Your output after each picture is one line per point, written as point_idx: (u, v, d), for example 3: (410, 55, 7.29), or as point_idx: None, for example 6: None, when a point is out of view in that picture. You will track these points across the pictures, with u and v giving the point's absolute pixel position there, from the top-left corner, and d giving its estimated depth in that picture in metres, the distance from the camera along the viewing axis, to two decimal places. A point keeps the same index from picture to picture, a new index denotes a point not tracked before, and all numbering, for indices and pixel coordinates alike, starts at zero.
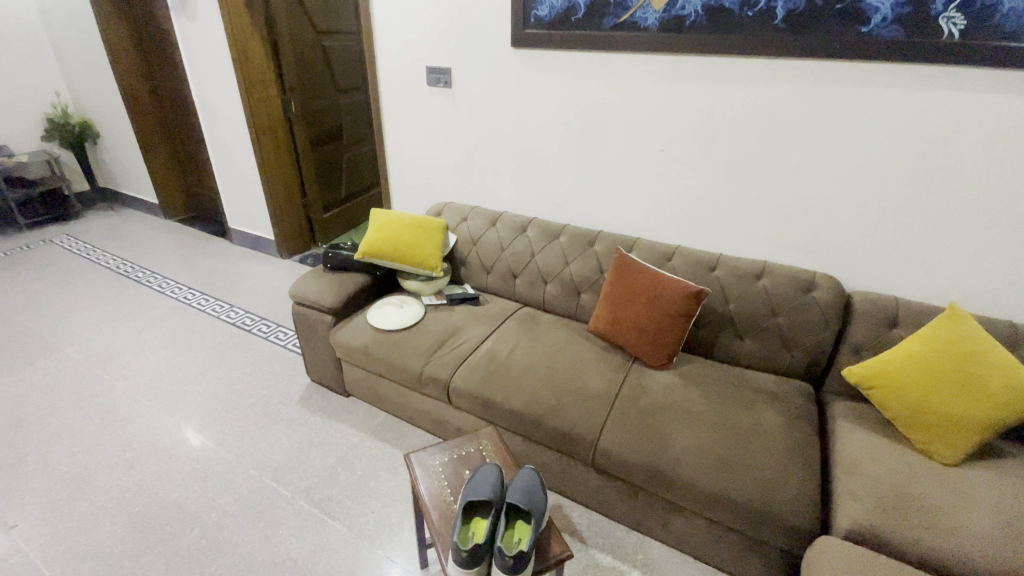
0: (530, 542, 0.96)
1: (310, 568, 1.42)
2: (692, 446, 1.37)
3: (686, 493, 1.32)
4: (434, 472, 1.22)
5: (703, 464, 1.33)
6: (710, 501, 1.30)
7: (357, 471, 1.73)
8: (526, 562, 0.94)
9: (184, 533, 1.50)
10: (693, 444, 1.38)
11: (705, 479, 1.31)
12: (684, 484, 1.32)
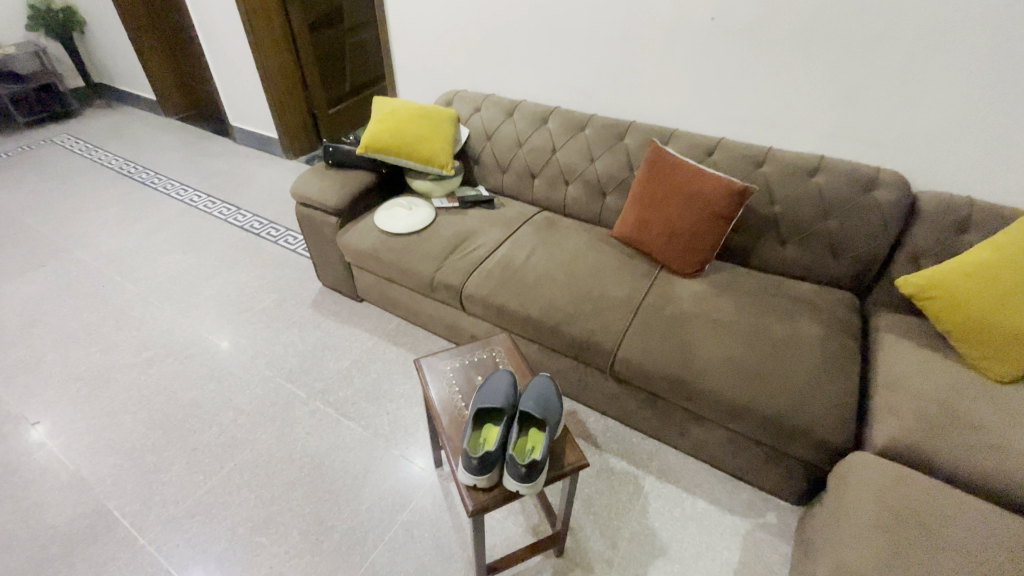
0: (544, 451, 0.89)
1: (326, 465, 1.44)
2: (719, 358, 1.28)
3: (710, 404, 1.25)
4: (446, 377, 1.16)
5: (731, 377, 1.24)
6: (735, 414, 1.23)
7: (371, 374, 1.70)
8: (539, 470, 0.87)
9: (202, 430, 1.53)
10: (721, 355, 1.28)
11: (732, 391, 1.22)
12: (708, 396, 1.24)
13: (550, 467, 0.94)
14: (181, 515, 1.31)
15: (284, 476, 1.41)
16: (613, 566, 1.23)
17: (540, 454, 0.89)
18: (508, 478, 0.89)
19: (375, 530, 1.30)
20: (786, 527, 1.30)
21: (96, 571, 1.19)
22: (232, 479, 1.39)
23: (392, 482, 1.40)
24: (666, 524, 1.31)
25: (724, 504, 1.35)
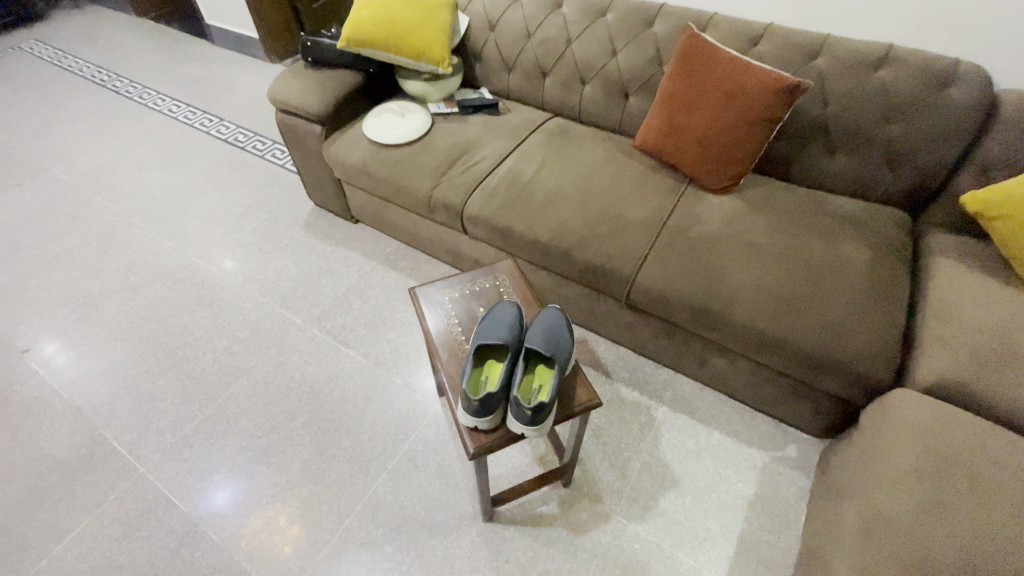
0: (552, 391, 0.78)
1: (325, 393, 1.37)
2: (750, 285, 1.14)
3: (736, 336, 1.13)
4: (446, 309, 1.04)
5: (762, 306, 1.11)
6: (763, 345, 1.11)
7: (369, 300, 1.58)
8: (546, 413, 0.77)
9: (196, 358, 1.47)
10: (752, 282, 1.14)
11: (763, 322, 1.10)
12: (735, 327, 1.12)
13: (559, 408, 0.83)
14: (178, 444, 1.28)
15: (282, 405, 1.35)
16: (622, 498, 1.18)
17: (548, 395, 0.78)
18: (512, 420, 0.79)
19: (378, 459, 1.25)
20: (807, 460, 1.23)
21: (98, 498, 1.18)
22: (229, 408, 1.34)
23: (394, 411, 1.33)
24: (679, 456, 1.24)
25: (741, 436, 1.27)
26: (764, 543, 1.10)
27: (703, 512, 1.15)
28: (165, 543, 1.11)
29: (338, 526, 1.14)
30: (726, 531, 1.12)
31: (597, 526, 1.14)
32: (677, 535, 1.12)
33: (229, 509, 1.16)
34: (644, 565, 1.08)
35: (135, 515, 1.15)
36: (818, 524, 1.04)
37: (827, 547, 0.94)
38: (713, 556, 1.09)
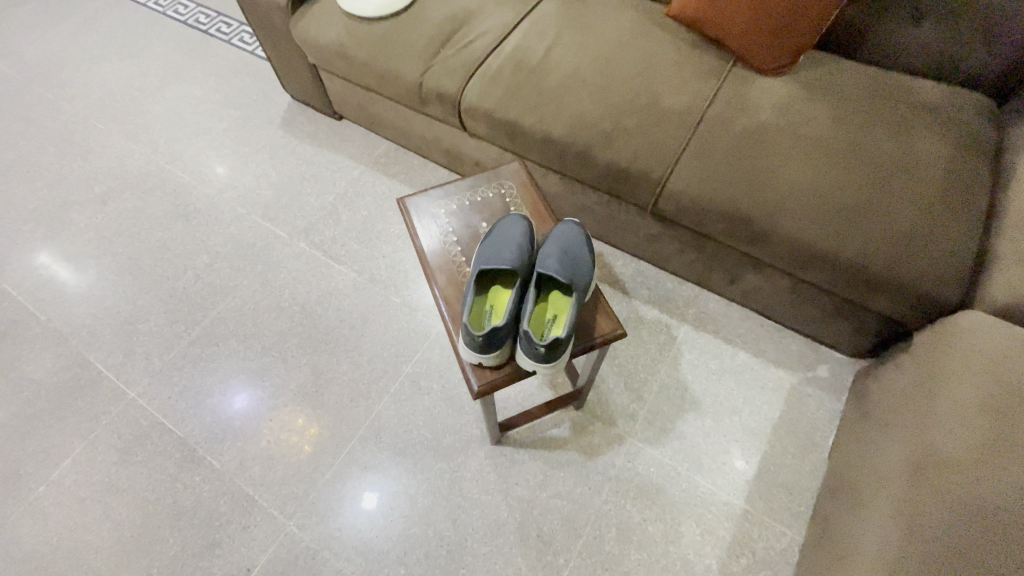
0: (570, 325, 0.66)
1: (319, 313, 1.26)
2: (804, 187, 0.96)
3: (779, 250, 0.98)
4: (442, 224, 0.88)
5: (815, 214, 0.94)
6: (809, 259, 0.96)
7: (360, 210, 1.41)
8: (562, 350, 0.65)
9: (176, 276, 1.35)
10: (805, 185, 0.96)
11: (812, 233, 0.94)
12: (779, 238, 0.96)
13: (577, 343, 0.71)
14: (167, 367, 1.20)
15: (272, 327, 1.25)
16: (638, 421, 1.10)
17: (564, 329, 0.65)
18: (521, 358, 0.67)
19: (379, 382, 1.16)
20: (838, 382, 1.14)
21: (91, 424, 1.14)
22: (217, 329, 1.25)
23: (394, 332, 1.22)
24: (701, 377, 1.15)
25: (769, 356, 1.17)
26: (787, 467, 1.05)
27: (724, 435, 1.09)
28: (164, 468, 1.08)
29: (340, 450, 1.09)
30: (747, 455, 1.06)
31: (611, 449, 1.08)
32: (694, 460, 1.06)
33: (227, 434, 1.11)
34: (658, 489, 1.04)
35: (131, 440, 1.11)
36: (851, 451, 0.97)
37: (865, 482, 0.87)
38: (731, 480, 1.04)
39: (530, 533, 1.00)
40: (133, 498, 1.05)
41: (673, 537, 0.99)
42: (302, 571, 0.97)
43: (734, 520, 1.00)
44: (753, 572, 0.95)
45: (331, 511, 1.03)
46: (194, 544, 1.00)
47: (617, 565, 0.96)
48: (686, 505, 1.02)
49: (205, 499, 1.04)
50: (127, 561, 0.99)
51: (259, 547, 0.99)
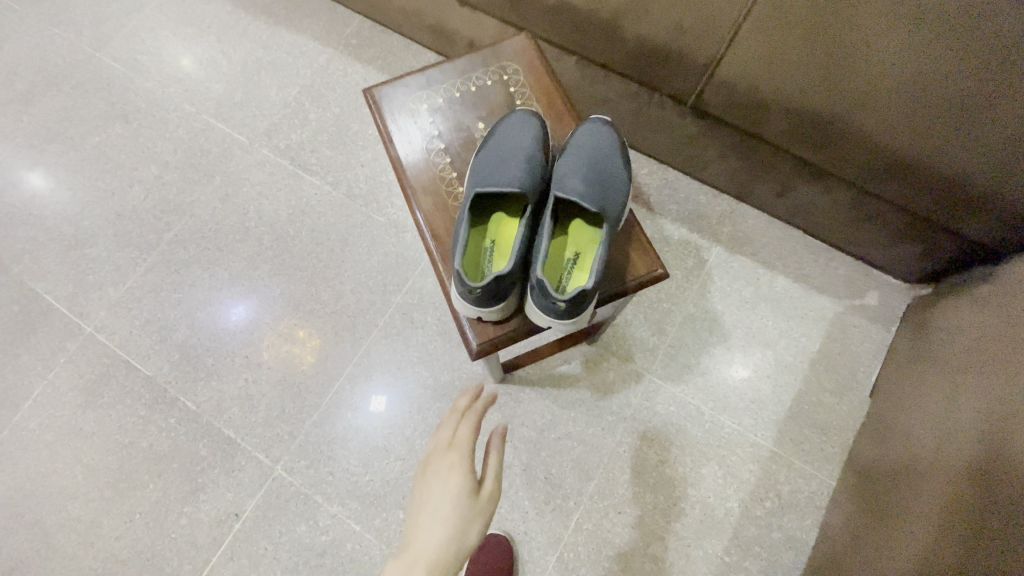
0: (597, 271, 0.50)
1: (291, 235, 1.08)
2: (910, 76, 0.66)
3: (848, 157, 0.78)
4: (426, 126, 0.70)
5: (913, 115, 0.69)
6: (887, 171, 0.76)
7: (331, 108, 1.17)
8: (585, 306, 0.50)
9: (123, 192, 1.15)
10: (916, 71, 0.65)
11: (900, 141, 0.72)
12: (853, 144, 0.76)
13: (608, 291, 0.56)
14: (124, 299, 1.06)
15: (239, 252, 1.08)
16: (659, 356, 0.98)
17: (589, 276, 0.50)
18: (534, 312, 0.52)
19: (365, 315, 1.02)
20: (890, 311, 1.00)
21: (49, 362, 1.02)
22: (176, 254, 1.08)
23: (379, 258, 1.05)
24: (733, 307, 1.01)
25: (813, 282, 1.02)
26: (822, 406, 0.94)
27: (754, 372, 0.97)
28: (134, 410, 0.98)
29: (327, 391, 0.98)
30: (779, 393, 0.96)
31: (627, 387, 0.96)
32: (721, 399, 0.95)
33: (199, 373, 1.00)
34: (679, 430, 0.94)
35: (95, 381, 1.00)
36: (905, 395, 0.85)
37: (920, 435, 0.75)
38: (760, 420, 0.94)
39: (537, 476, 0.92)
40: (106, 442, 0.97)
41: (693, 480, 0.91)
42: (294, 516, 0.91)
43: (761, 462, 0.92)
44: (777, 515, 0.89)
45: (320, 455, 0.94)
46: (177, 489, 0.93)
47: (631, 508, 0.90)
48: (709, 447, 0.93)
49: (183, 443, 0.96)
50: (108, 506, 0.93)
51: (246, 492, 0.92)
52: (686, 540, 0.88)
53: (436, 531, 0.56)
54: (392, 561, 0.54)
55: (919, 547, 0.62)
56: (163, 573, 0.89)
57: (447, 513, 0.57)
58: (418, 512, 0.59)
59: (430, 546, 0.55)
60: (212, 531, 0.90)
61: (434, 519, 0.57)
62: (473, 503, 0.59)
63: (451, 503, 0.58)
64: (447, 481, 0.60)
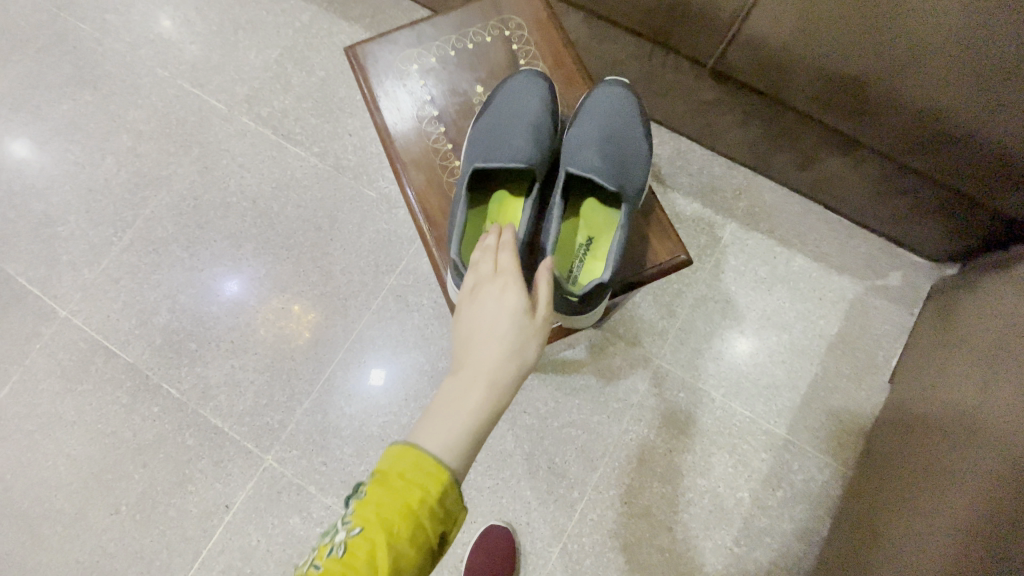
0: (614, 260, 0.49)
1: (276, 211, 1.01)
2: (962, 35, 0.58)
3: (882, 127, 0.69)
4: (417, 91, 0.64)
5: (970, 77, 0.59)
6: (925, 143, 0.67)
7: (316, 72, 1.08)
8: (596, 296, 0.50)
9: (93, 165, 1.07)
10: (974, 23, 0.57)
11: (954, 108, 0.62)
12: (894, 114, 0.66)
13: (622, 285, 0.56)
14: (100, 281, 0.99)
15: (221, 229, 1.01)
16: (667, 340, 0.93)
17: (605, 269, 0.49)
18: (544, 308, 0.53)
19: (357, 298, 0.96)
20: (913, 291, 0.94)
21: (24, 348, 0.97)
22: (153, 232, 1.01)
23: (370, 236, 0.98)
24: (747, 288, 0.95)
25: (832, 260, 0.96)
26: (839, 392, 0.90)
27: (768, 356, 0.92)
28: (116, 398, 0.93)
29: (319, 377, 0.93)
30: (794, 378, 0.91)
31: (635, 372, 0.91)
32: (733, 385, 0.91)
33: (183, 359, 0.95)
34: (688, 417, 0.90)
35: (73, 367, 0.95)
36: (928, 381, 0.80)
37: (942, 425, 0.71)
38: (774, 407, 0.90)
39: (540, 465, 0.88)
40: (87, 432, 0.92)
41: (702, 469, 0.88)
42: (287, 508, 0.87)
43: (773, 451, 0.88)
44: (789, 505, 0.86)
45: (313, 445, 0.90)
46: (164, 480, 0.89)
47: (637, 498, 0.87)
48: (719, 434, 0.89)
49: (168, 433, 0.91)
50: (92, 498, 0.89)
51: (236, 483, 0.88)
52: (694, 530, 0.85)
53: (493, 357, 0.45)
54: (444, 387, 0.44)
55: (935, 547, 0.58)
56: (153, 565, 0.86)
57: (505, 334, 0.45)
58: (467, 336, 0.47)
59: (488, 370, 0.44)
60: (202, 523, 0.87)
61: (490, 341, 0.45)
62: (534, 322, 0.47)
63: (507, 322, 0.46)
64: (501, 297, 0.47)
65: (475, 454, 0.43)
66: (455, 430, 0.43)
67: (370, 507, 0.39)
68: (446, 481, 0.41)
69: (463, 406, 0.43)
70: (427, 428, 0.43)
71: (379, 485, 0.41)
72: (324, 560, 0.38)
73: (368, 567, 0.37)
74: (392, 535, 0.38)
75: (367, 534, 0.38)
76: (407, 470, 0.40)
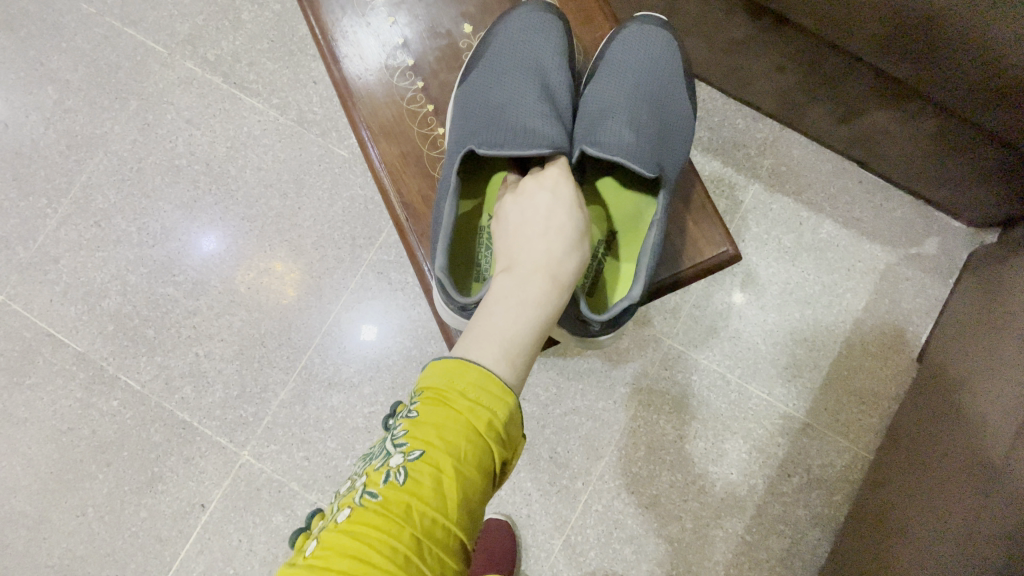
0: (639, 278, 0.50)
1: (234, 175, 0.87)
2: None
3: (936, 77, 0.54)
4: (386, 32, 0.59)
5: None
6: (989, 102, 0.53)
7: (270, 3, 0.90)
8: (624, 313, 0.51)
9: (16, 124, 0.91)
10: None
11: None
12: (963, 67, 0.51)
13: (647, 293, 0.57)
14: (37, 260, 0.87)
15: (173, 197, 0.88)
16: (680, 319, 0.84)
17: (635, 285, 0.50)
18: (562, 331, 0.55)
19: (332, 276, 0.85)
20: (950, 260, 0.85)
21: None
22: (93, 202, 0.88)
23: (344, 204, 0.86)
24: (770, 258, 0.85)
25: (864, 227, 0.86)
26: (863, 371, 0.83)
27: (788, 334, 0.84)
28: (69, 392, 0.84)
29: (294, 365, 0.84)
30: (815, 357, 0.84)
31: (644, 354, 0.83)
32: (750, 366, 0.84)
33: (141, 347, 0.85)
34: (700, 401, 0.83)
35: (17, 360, 0.85)
36: (960, 362, 0.71)
37: (966, 419, 0.63)
38: (793, 388, 0.83)
39: (541, 456, 0.82)
40: (41, 430, 0.83)
41: (714, 456, 0.82)
42: (268, 506, 0.80)
43: (790, 435, 0.82)
44: (805, 491, 0.81)
45: (293, 439, 0.82)
46: (131, 479, 0.82)
47: (645, 487, 0.81)
48: (734, 420, 0.83)
49: (131, 429, 0.83)
50: (54, 500, 0.81)
51: (211, 480, 0.81)
52: (704, 519, 0.81)
53: (550, 252, 0.49)
54: (506, 281, 0.47)
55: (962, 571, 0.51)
56: (129, 568, 0.80)
57: (560, 228, 0.50)
58: (521, 234, 0.50)
59: (546, 263, 0.48)
60: (178, 523, 0.81)
61: (547, 237, 0.49)
62: (583, 222, 0.51)
63: (562, 219, 0.50)
64: (554, 197, 0.51)
65: (534, 349, 0.46)
66: (519, 322, 0.46)
67: (431, 430, 0.41)
68: (509, 398, 0.42)
69: (525, 297, 0.46)
70: (488, 326, 0.45)
71: (438, 403, 0.42)
72: (387, 485, 0.40)
73: (433, 491, 0.39)
74: (457, 456, 0.40)
75: (430, 459, 0.40)
76: (469, 387, 0.42)
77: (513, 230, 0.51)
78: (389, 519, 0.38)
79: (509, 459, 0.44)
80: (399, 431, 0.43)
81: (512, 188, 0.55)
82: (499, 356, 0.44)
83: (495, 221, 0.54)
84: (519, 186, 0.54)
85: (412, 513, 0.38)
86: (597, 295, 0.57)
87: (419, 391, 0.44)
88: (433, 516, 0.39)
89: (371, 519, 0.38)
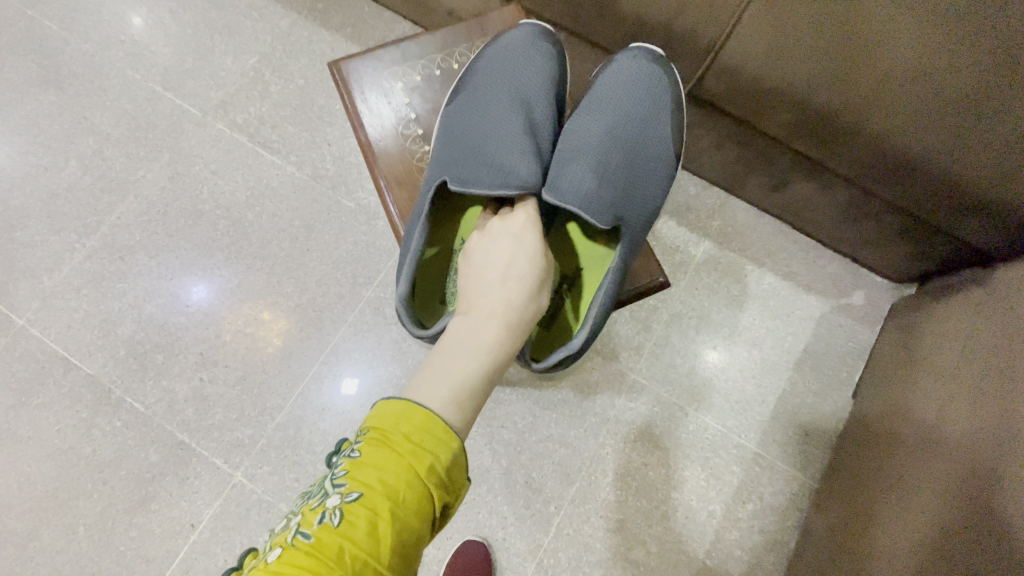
0: (584, 330, 0.61)
1: (250, 219, 0.99)
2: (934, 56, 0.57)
3: (836, 159, 0.69)
4: (401, 107, 0.73)
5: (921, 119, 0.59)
6: (877, 177, 0.68)
7: (295, 79, 1.05)
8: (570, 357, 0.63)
9: (56, 169, 1.01)
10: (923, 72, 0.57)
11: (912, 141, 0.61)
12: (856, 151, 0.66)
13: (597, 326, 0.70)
14: (60, 289, 0.95)
15: (193, 237, 0.98)
16: (643, 356, 0.94)
17: (579, 336, 0.61)
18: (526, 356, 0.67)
19: (333, 310, 0.94)
20: (875, 310, 0.98)
21: None
22: (119, 239, 0.98)
23: (348, 247, 0.97)
24: (719, 303, 0.98)
25: (800, 279, 0.99)
26: (806, 406, 0.93)
27: (738, 371, 0.95)
28: (74, 412, 0.89)
29: (292, 391, 0.91)
30: (764, 392, 0.94)
31: (611, 387, 0.93)
32: (705, 399, 0.93)
33: (149, 371, 0.92)
34: (663, 431, 0.91)
35: (28, 381, 0.90)
36: (886, 396, 0.82)
37: (900, 446, 0.71)
38: (745, 420, 0.92)
39: (517, 480, 0.89)
40: (42, 448, 0.87)
41: (676, 483, 0.90)
42: (256, 526, 0.85)
43: (744, 464, 0.91)
44: (759, 518, 0.89)
45: (284, 461, 0.88)
46: (124, 498, 0.86)
47: (614, 511, 0.88)
48: (692, 448, 0.91)
49: (131, 448, 0.88)
50: (46, 518, 0.84)
51: (202, 501, 0.85)
52: (667, 544, 0.87)
53: (507, 301, 0.59)
54: (466, 327, 0.57)
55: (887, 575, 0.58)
56: None
57: (518, 279, 0.60)
58: (481, 287, 0.61)
59: (503, 312, 0.58)
60: (166, 544, 0.84)
61: (505, 288, 0.60)
62: (539, 263, 0.62)
63: (523, 266, 0.61)
64: (517, 247, 0.62)
65: (481, 392, 0.55)
66: (469, 370, 0.55)
67: (371, 473, 0.47)
68: (450, 443, 0.50)
69: (479, 342, 0.56)
70: (443, 369, 0.54)
71: (381, 447, 0.49)
72: (321, 527, 0.45)
73: (365, 534, 0.45)
74: (392, 499, 0.46)
75: (367, 503, 0.45)
76: (411, 432, 0.49)
77: (477, 273, 0.62)
78: (320, 560, 0.43)
79: (448, 502, 0.51)
80: (339, 475, 0.49)
81: (481, 229, 0.66)
82: (448, 398, 0.52)
83: (464, 260, 0.65)
84: (485, 233, 0.65)
85: (343, 554, 0.44)
86: (557, 327, 0.69)
87: (363, 436, 0.50)
88: (363, 559, 0.44)
89: (304, 559, 0.43)
